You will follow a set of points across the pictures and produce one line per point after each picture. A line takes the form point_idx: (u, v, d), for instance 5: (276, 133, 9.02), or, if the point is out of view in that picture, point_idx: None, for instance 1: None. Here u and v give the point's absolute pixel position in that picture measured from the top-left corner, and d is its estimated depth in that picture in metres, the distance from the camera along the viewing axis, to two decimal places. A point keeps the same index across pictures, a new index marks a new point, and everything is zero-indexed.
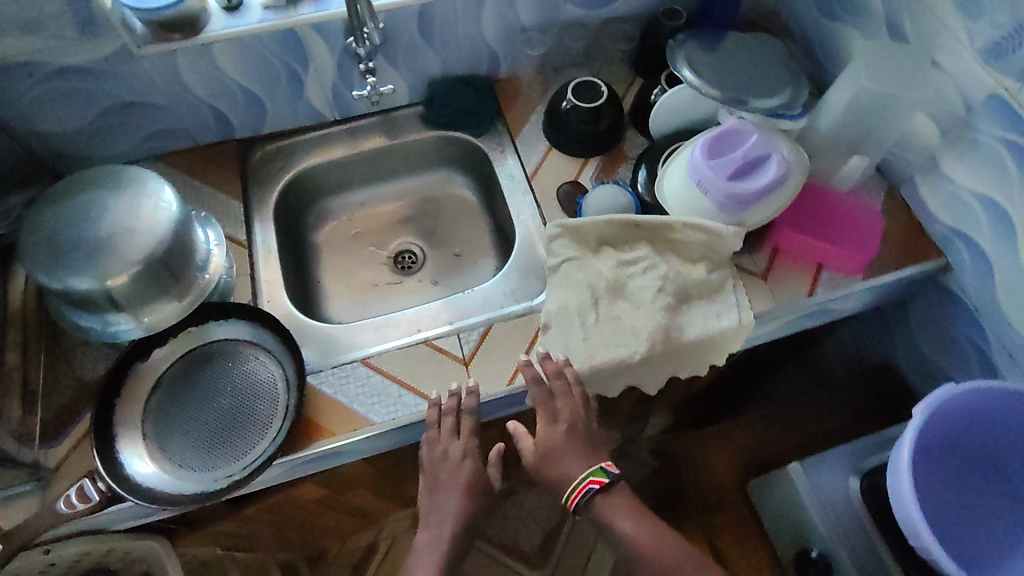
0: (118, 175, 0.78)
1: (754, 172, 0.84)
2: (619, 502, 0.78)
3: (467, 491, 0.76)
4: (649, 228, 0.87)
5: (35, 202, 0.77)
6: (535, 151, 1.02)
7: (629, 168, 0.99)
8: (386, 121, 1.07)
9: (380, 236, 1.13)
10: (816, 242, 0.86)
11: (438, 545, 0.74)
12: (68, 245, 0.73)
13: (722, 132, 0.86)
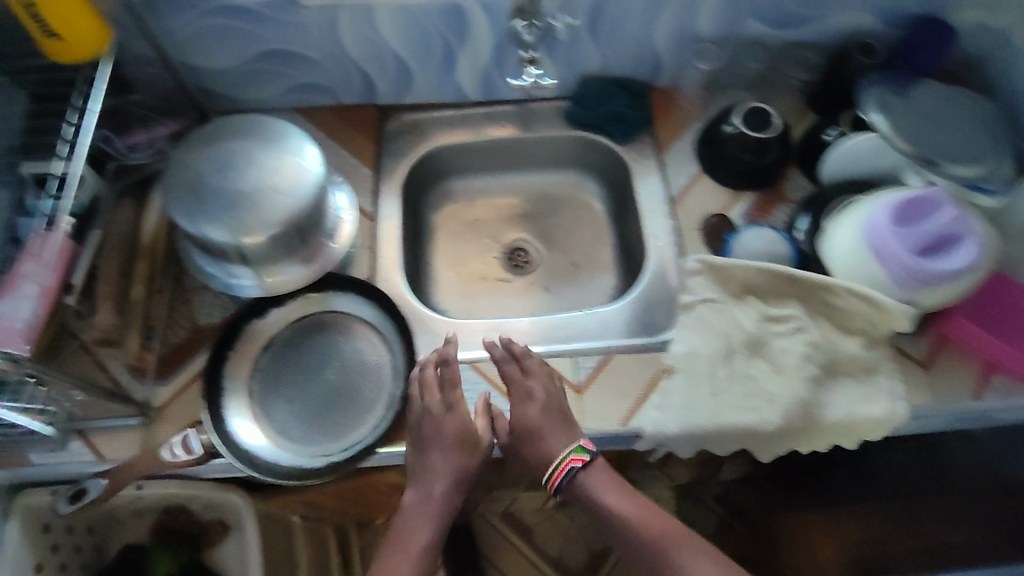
0: (268, 127, 0.75)
1: (943, 250, 0.74)
2: (603, 482, 0.72)
3: (456, 457, 0.72)
4: (806, 287, 0.80)
5: (183, 138, 0.75)
6: (684, 173, 0.94)
7: (785, 211, 0.91)
8: (527, 111, 1.01)
9: (496, 228, 1.07)
10: (989, 338, 0.78)
11: (427, 504, 0.72)
12: (210, 193, 0.71)
13: (916, 197, 0.76)
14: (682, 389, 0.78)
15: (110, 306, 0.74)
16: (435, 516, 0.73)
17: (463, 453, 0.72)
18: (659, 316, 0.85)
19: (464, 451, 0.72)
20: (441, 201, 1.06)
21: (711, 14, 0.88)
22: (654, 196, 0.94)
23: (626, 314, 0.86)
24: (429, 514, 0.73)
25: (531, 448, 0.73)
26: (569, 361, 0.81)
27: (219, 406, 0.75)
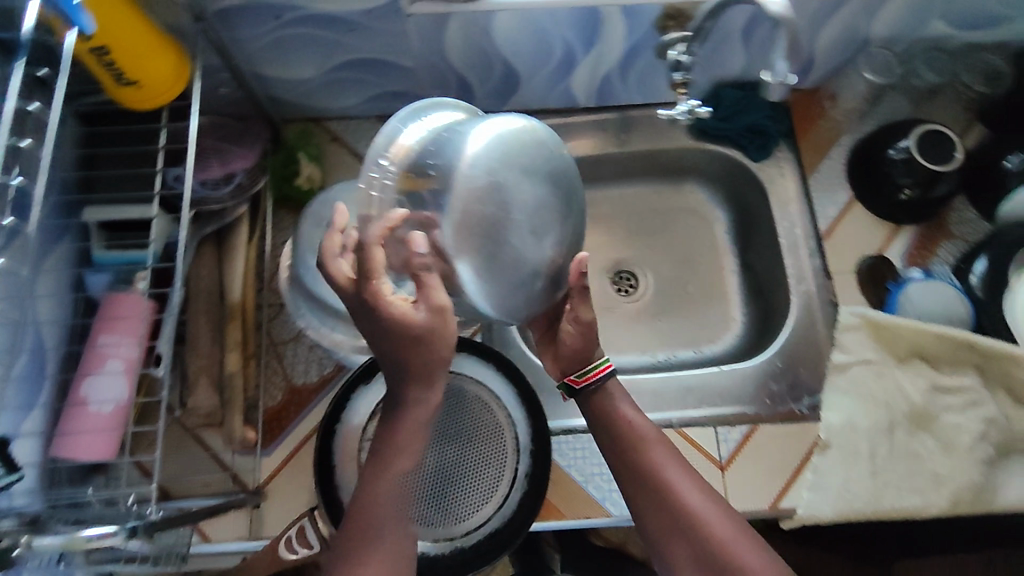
0: (572, 178, 0.55)
1: None
2: (616, 391, 0.65)
3: (425, 359, 0.49)
4: (986, 355, 0.69)
5: (501, 153, 0.51)
6: (832, 201, 0.82)
7: (951, 250, 0.79)
8: (641, 116, 0.88)
9: (597, 249, 0.94)
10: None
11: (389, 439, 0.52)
12: (464, 236, 0.50)
13: None
14: (836, 467, 0.69)
15: (206, 384, 0.68)
16: (404, 444, 0.52)
17: (438, 350, 0.49)
18: (804, 376, 0.76)
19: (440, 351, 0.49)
20: None
21: (889, 16, 0.74)
22: (798, 229, 0.82)
23: (765, 372, 0.77)
24: (395, 444, 0.52)
25: (575, 340, 0.66)
26: (709, 431, 0.73)
27: (332, 489, 0.64)
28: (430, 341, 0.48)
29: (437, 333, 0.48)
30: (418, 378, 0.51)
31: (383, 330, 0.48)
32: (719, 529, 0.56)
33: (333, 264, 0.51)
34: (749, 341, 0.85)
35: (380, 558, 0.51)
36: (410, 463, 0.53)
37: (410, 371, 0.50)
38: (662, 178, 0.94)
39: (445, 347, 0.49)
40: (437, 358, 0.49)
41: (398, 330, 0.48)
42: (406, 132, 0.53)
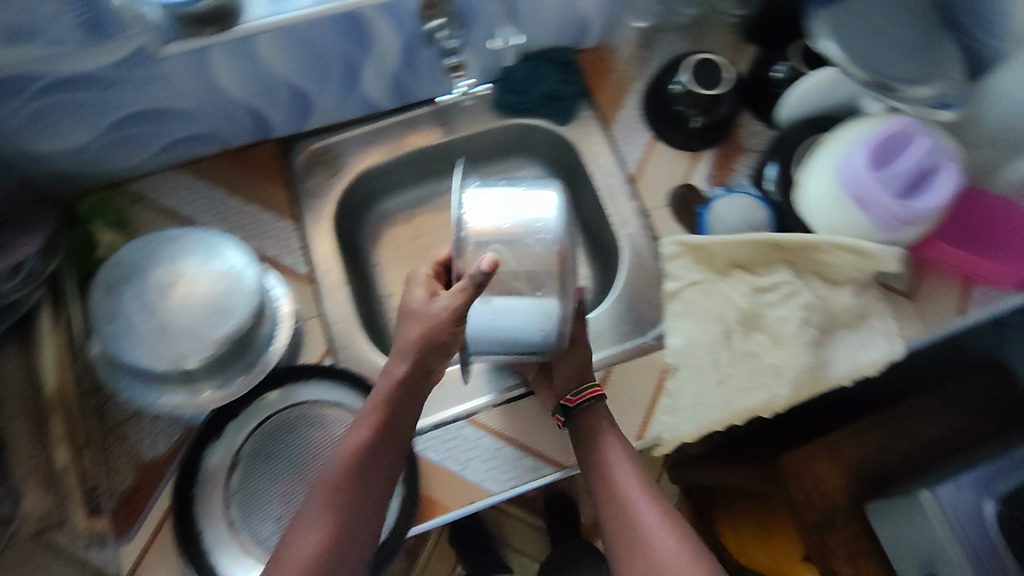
0: None
1: (921, 185, 0.71)
2: (601, 416, 0.71)
3: (413, 341, 0.60)
4: (791, 249, 0.75)
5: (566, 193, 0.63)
6: (636, 144, 0.86)
7: (749, 162, 0.85)
8: (447, 108, 0.89)
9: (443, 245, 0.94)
10: (969, 254, 0.78)
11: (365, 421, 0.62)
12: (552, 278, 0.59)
13: (886, 135, 0.71)
14: (688, 385, 0.74)
15: (36, 485, 0.62)
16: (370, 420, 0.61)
17: (434, 331, 0.59)
18: (646, 312, 0.80)
19: (433, 334, 0.59)
20: (376, 230, 0.93)
21: None
22: (611, 176, 0.86)
23: (613, 317, 0.80)
24: (363, 419, 0.62)
25: (574, 359, 0.73)
26: None
27: (203, 554, 0.66)
28: (427, 321, 0.59)
29: (433, 315, 0.59)
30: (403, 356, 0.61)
31: (409, 308, 0.62)
32: (662, 550, 0.63)
33: (414, 275, 0.67)
34: (599, 291, 0.89)
35: (317, 526, 0.58)
36: (373, 443, 0.61)
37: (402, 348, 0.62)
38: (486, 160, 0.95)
39: (444, 334, 0.59)
40: (419, 338, 0.60)
41: (416, 308, 0.62)
42: (477, 190, 0.60)
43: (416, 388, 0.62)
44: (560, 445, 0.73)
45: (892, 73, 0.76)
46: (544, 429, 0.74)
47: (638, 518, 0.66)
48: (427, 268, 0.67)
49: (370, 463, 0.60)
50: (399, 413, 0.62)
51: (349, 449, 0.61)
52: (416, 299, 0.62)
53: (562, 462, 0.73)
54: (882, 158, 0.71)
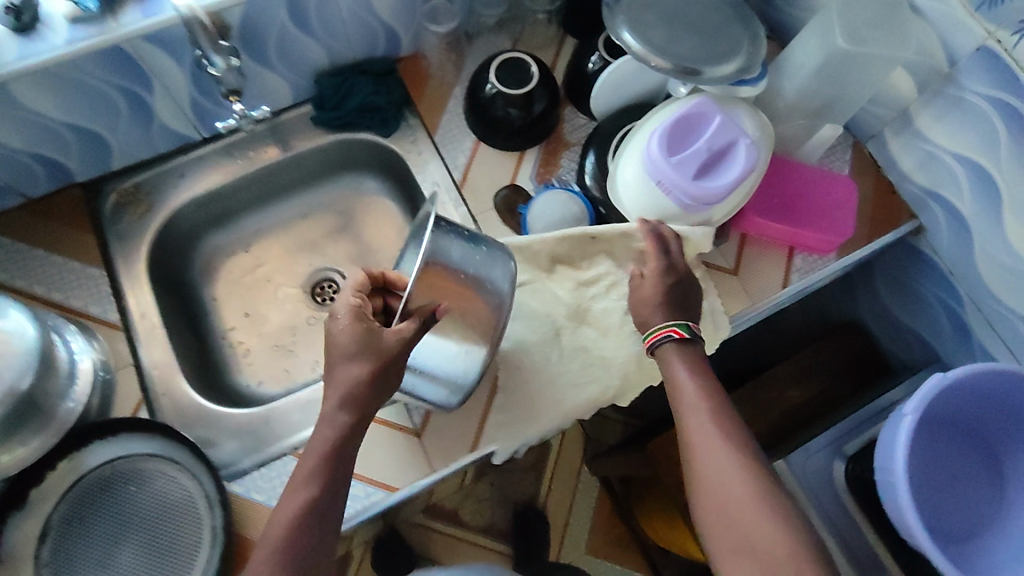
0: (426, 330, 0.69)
1: (720, 162, 0.72)
2: (671, 357, 0.67)
3: (359, 381, 0.58)
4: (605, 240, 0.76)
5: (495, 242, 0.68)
6: (460, 149, 0.85)
7: (573, 156, 0.85)
8: (273, 127, 0.87)
9: (288, 270, 0.93)
10: (785, 226, 0.79)
11: (314, 458, 0.57)
12: (485, 339, 0.65)
13: (681, 118, 0.72)
14: (521, 386, 0.74)
15: None
16: (317, 472, 0.56)
17: (385, 372, 0.59)
18: None
19: (384, 372, 0.59)
20: (211, 264, 0.90)
21: None
22: (438, 185, 0.84)
23: None
24: (306, 476, 0.56)
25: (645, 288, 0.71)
26: (401, 405, 0.75)
27: None
28: (378, 357, 0.58)
29: (384, 350, 0.58)
30: (341, 400, 0.58)
31: (343, 346, 0.59)
32: (741, 505, 0.58)
33: (340, 303, 0.60)
34: None
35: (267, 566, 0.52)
36: (324, 492, 0.56)
37: (339, 389, 0.58)
38: (321, 178, 0.93)
39: (391, 370, 0.59)
40: (369, 376, 0.58)
41: (357, 345, 0.58)
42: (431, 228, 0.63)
43: (361, 429, 0.59)
44: (391, 467, 0.72)
45: (692, 57, 0.77)
46: (374, 452, 0.72)
47: (716, 468, 0.60)
48: (351, 296, 0.61)
49: (326, 511, 0.56)
50: (345, 459, 0.58)
51: (298, 502, 0.55)
52: (355, 335, 0.58)
53: (395, 483, 0.71)
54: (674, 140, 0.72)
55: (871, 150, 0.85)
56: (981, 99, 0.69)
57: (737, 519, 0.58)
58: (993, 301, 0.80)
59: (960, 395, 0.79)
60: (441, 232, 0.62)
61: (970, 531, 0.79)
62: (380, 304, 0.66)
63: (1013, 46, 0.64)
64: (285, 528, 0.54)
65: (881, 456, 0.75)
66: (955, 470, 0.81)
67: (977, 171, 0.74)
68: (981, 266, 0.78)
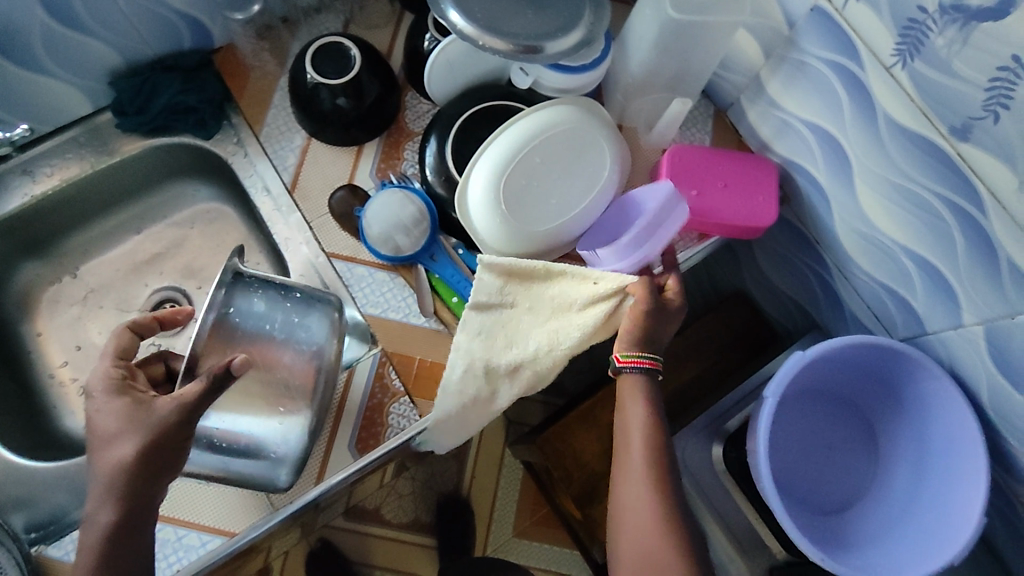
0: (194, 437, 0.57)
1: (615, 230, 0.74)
2: (631, 389, 0.65)
3: (127, 465, 0.49)
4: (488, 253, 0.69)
5: (305, 293, 0.61)
6: (290, 148, 0.77)
7: (416, 147, 0.78)
8: (85, 132, 0.77)
9: (122, 292, 0.84)
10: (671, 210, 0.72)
11: (84, 562, 0.50)
12: (305, 396, 0.58)
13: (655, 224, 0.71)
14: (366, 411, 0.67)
15: None
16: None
17: (160, 450, 0.50)
18: None
19: (159, 449, 0.50)
20: (30, 295, 0.81)
21: None
22: (268, 190, 0.76)
23: None
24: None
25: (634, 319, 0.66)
26: None
27: None
28: (149, 430, 0.49)
29: (155, 422, 0.49)
30: (109, 497, 0.50)
31: (105, 428, 0.50)
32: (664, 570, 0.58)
33: (96, 378, 0.52)
34: None
35: None
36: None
37: (108, 481, 0.50)
38: (149, 189, 0.83)
39: (173, 444, 0.50)
40: (140, 457, 0.49)
41: (121, 424, 0.50)
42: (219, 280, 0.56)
43: (141, 520, 0.51)
44: (227, 510, 0.65)
45: (526, 32, 0.70)
46: (205, 495, 0.65)
47: (634, 497, 0.61)
48: (110, 366, 0.53)
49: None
50: (132, 553, 0.50)
51: None
52: (118, 414, 0.50)
53: (232, 528, 0.64)
54: (567, 189, 0.72)
55: (732, 118, 0.80)
56: (822, 62, 0.65)
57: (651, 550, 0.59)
58: (856, 269, 0.77)
59: (825, 364, 0.77)
60: (237, 285, 0.57)
61: (840, 502, 0.77)
62: (161, 370, 0.61)
63: (842, 4, 0.60)
64: None
65: (749, 437, 0.72)
66: (829, 439, 0.80)
67: (827, 138, 0.70)
68: (842, 234, 0.75)
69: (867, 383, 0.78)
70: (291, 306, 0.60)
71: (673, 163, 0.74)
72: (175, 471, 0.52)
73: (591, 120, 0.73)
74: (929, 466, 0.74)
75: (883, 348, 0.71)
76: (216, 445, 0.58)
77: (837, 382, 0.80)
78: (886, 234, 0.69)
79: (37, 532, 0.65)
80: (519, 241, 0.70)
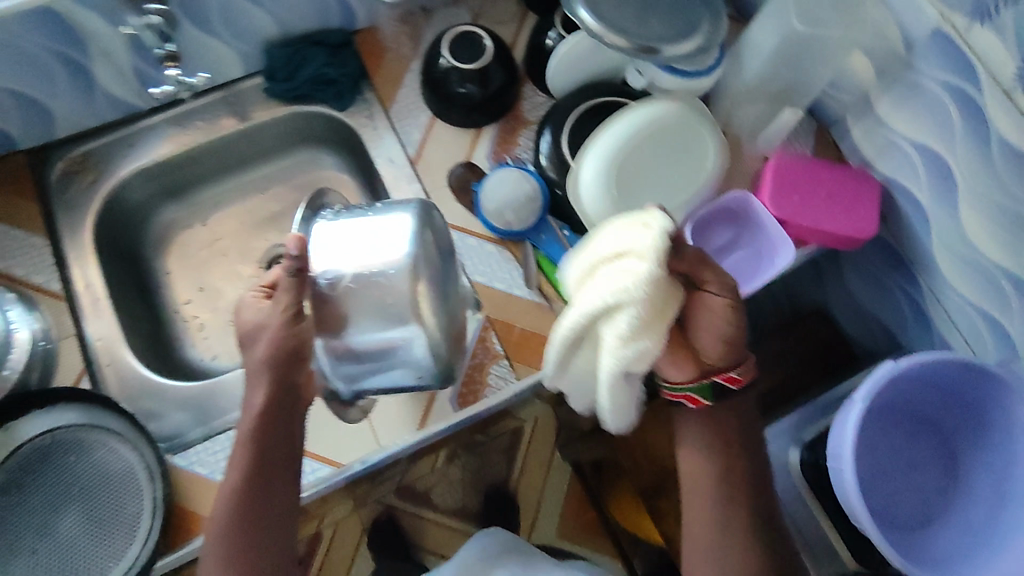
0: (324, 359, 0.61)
1: (720, 235, 0.79)
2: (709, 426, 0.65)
3: (265, 357, 0.61)
4: (604, 230, 0.75)
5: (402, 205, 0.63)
6: (416, 125, 0.83)
7: (531, 135, 0.84)
8: (228, 95, 0.85)
9: (246, 243, 0.91)
10: (789, 220, 0.76)
11: (241, 439, 0.62)
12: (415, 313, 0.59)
13: (759, 253, 0.78)
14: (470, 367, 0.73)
15: None
16: (245, 457, 0.61)
17: (286, 340, 0.60)
18: None
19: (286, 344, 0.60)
20: (165, 236, 0.89)
21: None
22: (393, 160, 0.83)
23: None
24: (238, 457, 0.62)
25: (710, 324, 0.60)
26: None
27: None
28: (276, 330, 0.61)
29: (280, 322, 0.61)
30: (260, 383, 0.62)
31: (249, 323, 0.63)
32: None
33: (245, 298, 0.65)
34: None
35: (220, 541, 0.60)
36: (249, 484, 0.61)
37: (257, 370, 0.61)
38: (281, 153, 0.91)
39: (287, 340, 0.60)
40: (269, 354, 0.61)
41: (257, 321, 0.62)
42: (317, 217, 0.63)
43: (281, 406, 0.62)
44: (339, 443, 0.71)
45: (650, 35, 0.75)
46: (320, 428, 0.71)
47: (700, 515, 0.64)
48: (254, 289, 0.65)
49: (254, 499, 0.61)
50: (277, 437, 0.62)
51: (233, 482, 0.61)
52: (254, 313, 0.63)
53: (340, 460, 0.70)
54: (675, 176, 0.77)
55: (835, 136, 0.84)
56: (938, 85, 0.68)
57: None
58: (949, 292, 0.78)
59: (914, 381, 0.77)
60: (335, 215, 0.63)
61: (922, 518, 0.78)
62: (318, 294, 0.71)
63: (964, 29, 0.63)
64: (230, 503, 0.61)
65: (832, 443, 0.74)
66: (906, 457, 0.80)
67: (936, 160, 0.72)
68: (938, 256, 0.77)
69: (954, 406, 0.78)
70: (378, 210, 0.62)
71: (787, 174, 0.78)
72: (306, 361, 0.62)
73: (693, 111, 0.78)
74: (1011, 496, 0.73)
75: (979, 369, 0.71)
76: (348, 355, 0.61)
77: (922, 402, 0.80)
78: (986, 258, 0.71)
79: (163, 444, 0.71)
80: None
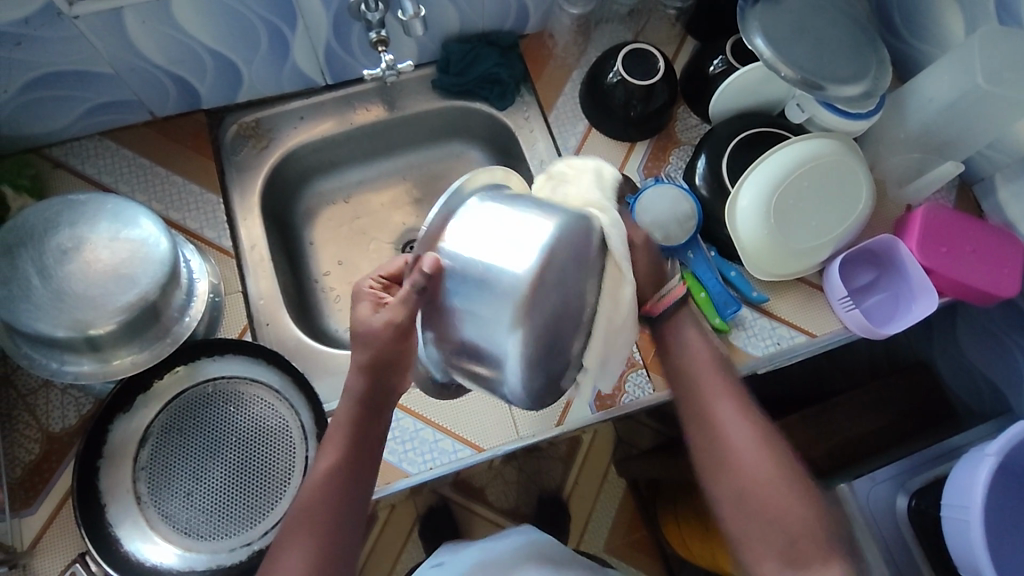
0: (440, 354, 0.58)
1: (860, 274, 0.81)
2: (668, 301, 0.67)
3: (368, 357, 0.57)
4: (750, 258, 0.78)
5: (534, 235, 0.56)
6: (573, 132, 0.86)
7: (681, 156, 0.86)
8: (386, 86, 0.88)
9: (383, 224, 0.94)
10: (937, 271, 0.78)
11: (338, 422, 0.59)
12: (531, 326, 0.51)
13: (897, 297, 0.80)
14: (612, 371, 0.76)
15: None
16: (341, 442, 0.58)
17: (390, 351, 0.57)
18: None
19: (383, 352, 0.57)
20: (311, 207, 0.92)
21: None
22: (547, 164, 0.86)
23: None
24: (333, 442, 0.59)
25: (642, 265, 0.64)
26: None
27: (105, 525, 0.65)
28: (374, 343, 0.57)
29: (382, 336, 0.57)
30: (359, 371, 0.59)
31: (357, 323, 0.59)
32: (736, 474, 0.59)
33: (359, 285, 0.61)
34: None
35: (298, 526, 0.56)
36: (341, 465, 0.58)
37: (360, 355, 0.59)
38: (428, 142, 0.95)
39: (391, 352, 0.57)
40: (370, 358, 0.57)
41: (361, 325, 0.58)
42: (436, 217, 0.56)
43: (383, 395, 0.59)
44: (480, 428, 0.74)
45: (823, 74, 0.77)
46: (464, 411, 0.74)
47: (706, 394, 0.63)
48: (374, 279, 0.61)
49: (344, 488, 0.57)
50: (370, 424, 0.59)
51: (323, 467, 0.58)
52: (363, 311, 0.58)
53: (480, 444, 0.73)
54: (827, 214, 0.79)
55: (977, 194, 0.85)
56: None
57: (766, 504, 0.58)
58: None
59: None
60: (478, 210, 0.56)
61: None
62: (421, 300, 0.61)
63: None
64: (317, 487, 0.57)
65: (952, 493, 0.76)
66: None
67: None
68: None
69: None
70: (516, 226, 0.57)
71: (936, 226, 0.80)
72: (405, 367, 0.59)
73: (845, 154, 0.79)
74: None
75: None
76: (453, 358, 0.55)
77: None
78: None
79: None
80: (780, 253, 0.77)
